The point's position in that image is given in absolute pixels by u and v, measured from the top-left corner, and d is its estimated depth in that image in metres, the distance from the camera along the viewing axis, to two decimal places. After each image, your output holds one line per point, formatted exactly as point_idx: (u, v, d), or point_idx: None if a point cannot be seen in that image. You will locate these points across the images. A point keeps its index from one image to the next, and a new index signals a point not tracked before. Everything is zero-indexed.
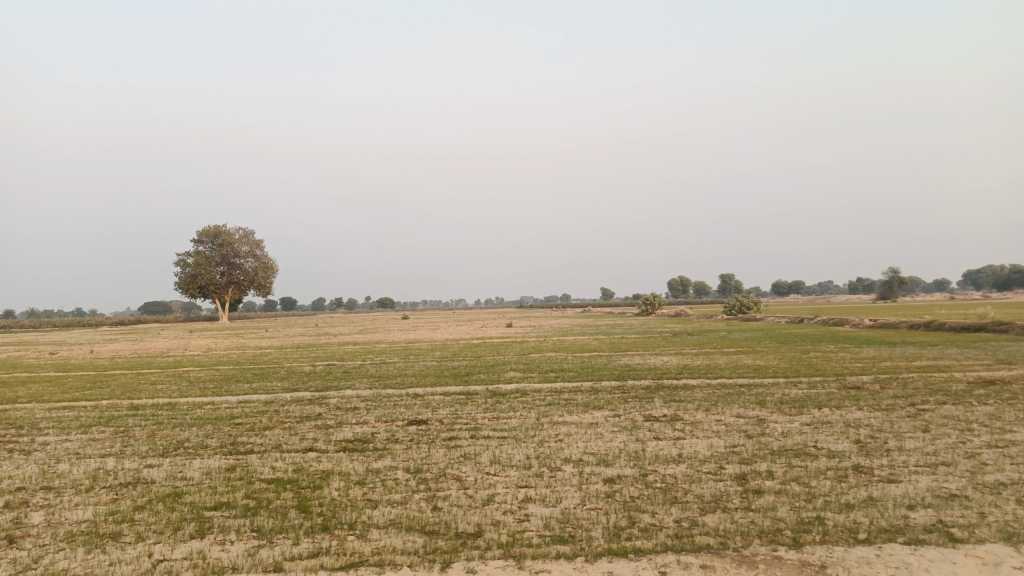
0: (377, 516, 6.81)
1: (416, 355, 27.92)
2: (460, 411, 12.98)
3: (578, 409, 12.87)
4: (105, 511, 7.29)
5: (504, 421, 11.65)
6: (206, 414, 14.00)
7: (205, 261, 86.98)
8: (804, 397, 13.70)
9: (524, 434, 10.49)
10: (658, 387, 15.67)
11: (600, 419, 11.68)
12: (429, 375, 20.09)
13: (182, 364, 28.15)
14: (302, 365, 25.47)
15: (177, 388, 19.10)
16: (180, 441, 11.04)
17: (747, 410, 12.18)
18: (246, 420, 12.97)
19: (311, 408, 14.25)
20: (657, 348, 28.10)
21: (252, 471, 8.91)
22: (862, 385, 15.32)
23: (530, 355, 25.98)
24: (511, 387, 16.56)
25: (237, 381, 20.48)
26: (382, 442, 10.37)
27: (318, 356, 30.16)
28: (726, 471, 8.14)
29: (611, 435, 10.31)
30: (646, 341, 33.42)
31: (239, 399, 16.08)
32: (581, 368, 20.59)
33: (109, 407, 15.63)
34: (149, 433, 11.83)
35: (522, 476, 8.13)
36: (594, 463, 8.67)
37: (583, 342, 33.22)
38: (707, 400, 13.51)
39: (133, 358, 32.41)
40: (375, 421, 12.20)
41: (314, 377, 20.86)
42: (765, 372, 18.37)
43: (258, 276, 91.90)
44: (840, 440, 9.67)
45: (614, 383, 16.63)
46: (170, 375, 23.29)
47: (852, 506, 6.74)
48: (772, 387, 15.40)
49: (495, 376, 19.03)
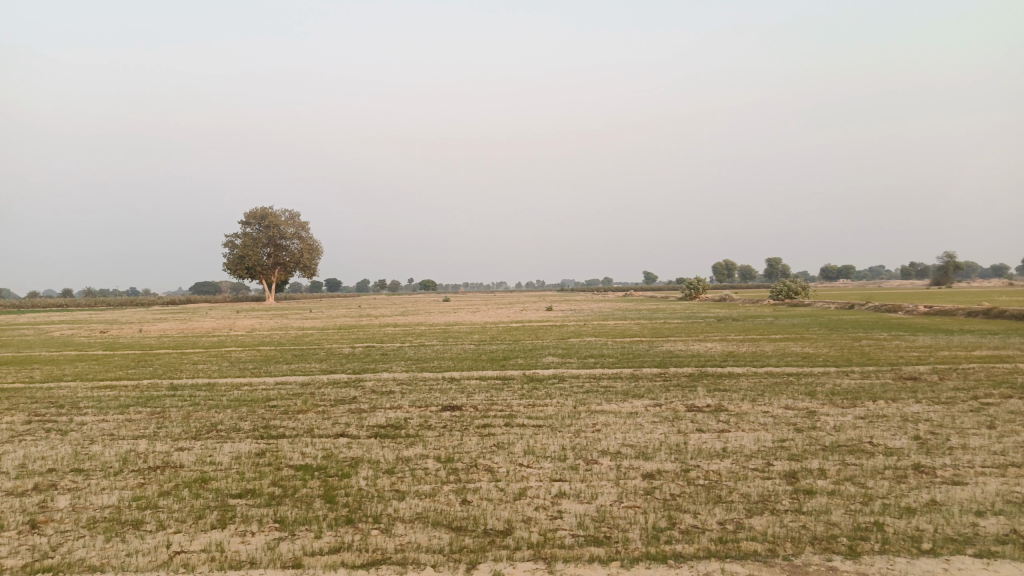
0: (403, 508, 6.53)
1: (455, 338, 27.70)
2: (496, 397, 12.66)
3: (617, 397, 12.43)
4: (129, 497, 7.17)
5: (540, 409, 11.29)
6: (242, 395, 13.96)
7: (251, 243, 88.36)
8: (857, 388, 13.01)
9: (560, 423, 10.11)
10: (701, 375, 15.12)
11: (640, 409, 11.23)
12: (467, 358, 19.84)
13: (225, 344, 28.48)
14: (342, 346, 25.49)
15: (217, 368, 19.21)
16: (213, 424, 10.95)
17: (797, 402, 11.60)
18: (281, 402, 12.88)
19: (346, 390, 14.11)
20: (701, 334, 27.33)
21: (281, 457, 8.74)
22: (920, 376, 14.54)
23: (571, 340, 25.52)
24: (549, 372, 16.19)
25: (277, 362, 20.54)
26: (415, 428, 10.11)
27: (358, 337, 30.25)
28: (775, 468, 7.64)
29: (651, 426, 9.86)
30: (690, 326, 32.60)
31: (277, 381, 16.05)
32: (622, 354, 20.09)
33: (150, 387, 15.76)
34: (184, 415, 11.80)
35: (557, 469, 7.76)
36: (633, 456, 8.25)
37: (624, 327, 32.59)
38: (753, 390, 12.93)
39: (178, 338, 32.89)
40: (409, 406, 11.95)
41: (352, 358, 20.82)
42: (814, 361, 17.61)
43: (304, 258, 93.15)
44: (898, 436, 9.06)
45: (655, 370, 16.13)
46: (212, 355, 23.51)
47: (914, 510, 6.20)
48: (822, 376, 14.71)
49: (534, 361, 18.66)
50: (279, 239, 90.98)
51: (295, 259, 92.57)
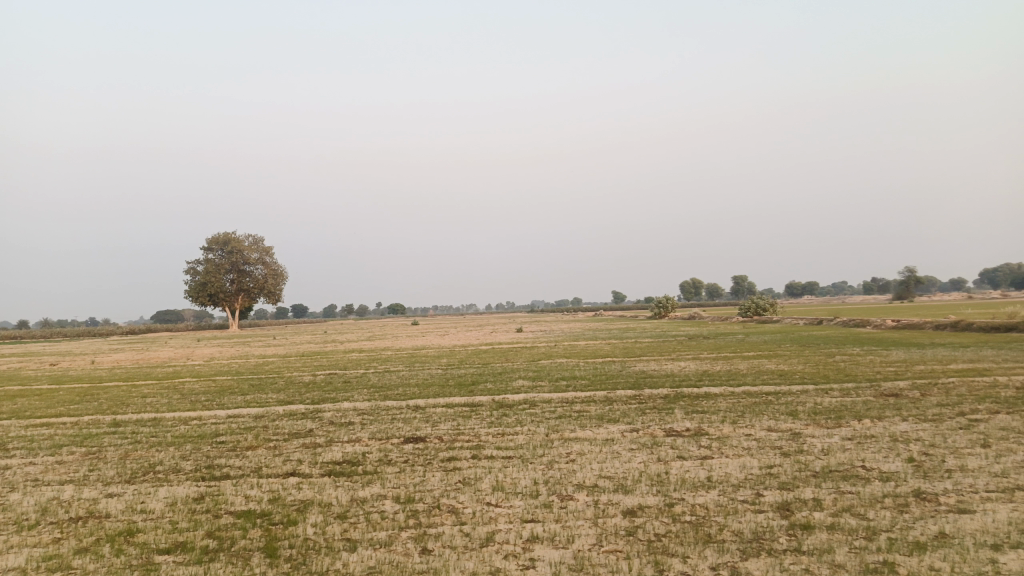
0: (354, 562, 5.72)
1: (422, 364, 26.74)
2: (463, 426, 11.87)
3: (591, 422, 11.74)
4: (39, 556, 6.25)
5: (509, 438, 10.53)
6: (190, 431, 12.96)
7: (213, 270, 86.29)
8: (840, 407, 12.49)
9: (531, 454, 9.38)
10: (677, 397, 14.49)
11: (616, 435, 10.54)
12: (433, 385, 18.99)
13: (180, 375, 27.19)
14: (303, 375, 24.42)
15: (167, 401, 18.07)
16: (151, 465, 9.98)
17: (779, 423, 11.00)
18: (230, 438, 11.92)
19: (302, 423, 13.19)
20: (673, 353, 26.79)
21: (222, 502, 7.85)
22: (902, 392, 14.09)
23: (540, 363, 24.80)
24: (519, 397, 15.46)
25: (233, 393, 19.44)
26: (374, 464, 9.28)
27: (321, 364, 29.14)
28: (766, 499, 6.98)
29: (628, 455, 9.17)
30: (661, 345, 32.15)
31: (229, 414, 15.04)
32: (594, 376, 19.44)
33: (89, 423, 14.64)
34: (121, 455, 10.80)
35: (528, 507, 7.02)
36: (611, 489, 7.54)
37: (594, 348, 31.94)
38: (732, 411, 12.34)
39: (130, 370, 31.35)
40: (369, 439, 11.10)
41: (313, 387, 19.84)
42: (791, 378, 17.15)
43: (269, 284, 91.36)
44: (891, 459, 8.48)
45: (630, 392, 15.46)
46: (164, 387, 22.29)
47: (925, 546, 5.58)
48: (801, 394, 14.20)
49: (503, 386, 17.93)
50: (242, 265, 88.98)
51: (260, 285, 90.68)
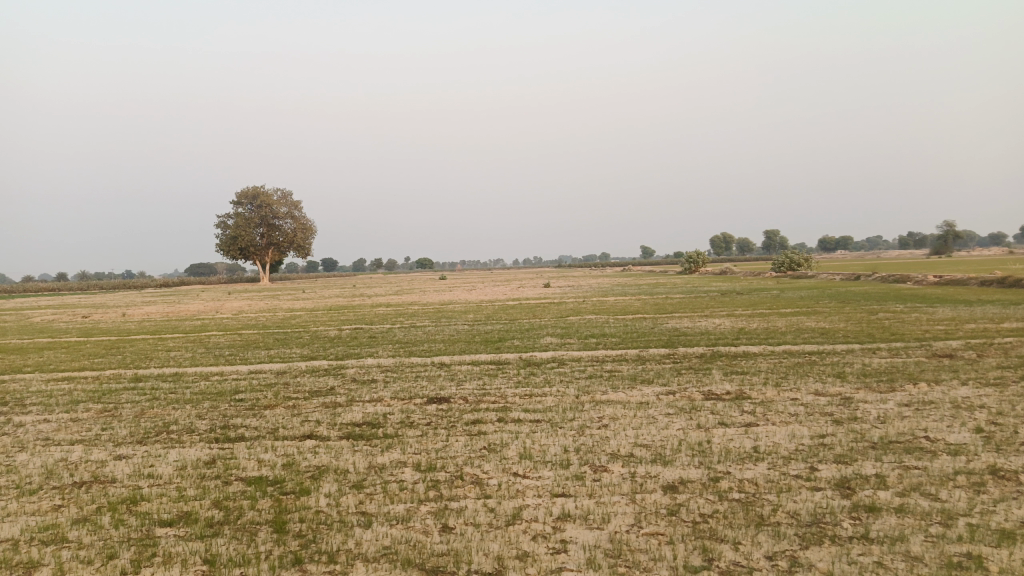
0: (367, 542, 5.20)
1: (448, 318, 26.24)
2: (489, 386, 11.32)
3: (624, 383, 11.12)
4: (35, 527, 5.83)
5: (537, 400, 9.93)
6: (209, 388, 12.60)
7: (244, 223, 86.48)
8: (890, 369, 11.70)
9: (560, 418, 8.78)
10: (714, 356, 13.79)
11: (651, 398, 9.89)
12: (459, 341, 18.49)
13: (207, 329, 27.08)
14: (328, 329, 24.12)
15: (190, 356, 17.82)
16: (165, 424, 9.59)
17: (827, 387, 10.26)
18: (249, 395, 11.51)
19: (323, 380, 12.75)
20: (706, 309, 26.01)
21: (233, 467, 7.40)
22: (956, 353, 13.21)
23: (569, 318, 24.19)
24: (547, 354, 14.88)
25: (256, 348, 19.14)
26: (395, 427, 8.76)
27: (347, 319, 28.87)
28: (821, 475, 6.31)
29: (666, 420, 8.52)
30: (693, 301, 31.36)
31: (250, 370, 14.71)
32: (625, 333, 18.79)
33: (111, 378, 14.40)
34: (137, 413, 10.45)
35: (559, 479, 6.45)
36: (648, 460, 6.93)
37: (624, 303, 31.21)
38: (774, 373, 11.62)
39: (159, 323, 31.41)
40: (391, 398, 10.59)
41: (337, 342, 19.48)
42: (834, 337, 16.33)
43: (299, 237, 91.54)
44: (956, 429, 7.73)
45: (664, 351, 14.78)
46: (189, 340, 22.09)
47: (1013, 536, 4.89)
48: (847, 354, 13.42)
49: (531, 342, 17.37)
50: (272, 218, 89.20)
51: (290, 238, 90.91)
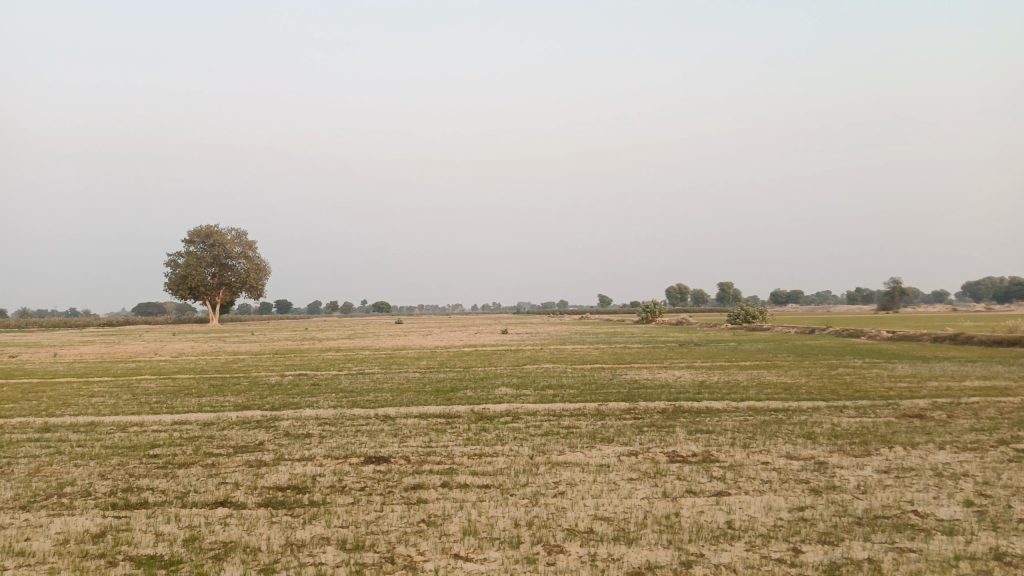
0: None
1: (399, 365, 25.08)
2: (435, 443, 10.34)
3: (582, 442, 10.24)
4: None
5: (487, 461, 8.98)
6: (123, 441, 11.31)
7: (196, 262, 84.12)
8: (861, 430, 11.03)
9: (511, 483, 7.86)
10: (676, 412, 12.98)
11: (612, 460, 9.02)
12: (407, 390, 17.35)
13: (140, 372, 25.42)
14: (271, 375, 22.71)
15: (113, 403, 16.34)
16: (60, 485, 8.37)
17: (799, 449, 9.54)
18: (165, 451, 10.30)
19: (253, 433, 11.60)
20: (665, 360, 25.43)
21: (125, 542, 6.28)
22: (925, 413, 12.65)
23: (526, 368, 23.20)
24: (500, 407, 13.94)
25: (188, 394, 17.73)
26: (323, 492, 7.72)
27: (292, 364, 27.50)
28: (807, 559, 5.50)
29: (628, 487, 7.66)
30: (652, 351, 30.71)
31: (175, 420, 13.41)
32: (584, 385, 17.95)
33: (16, 427, 12.93)
34: (31, 471, 9.16)
35: (506, 563, 5.51)
36: (610, 538, 6.05)
37: (581, 353, 30.43)
38: (741, 432, 10.87)
39: (90, 365, 29.45)
40: (324, 457, 9.51)
41: (277, 390, 18.18)
42: (797, 393, 15.75)
43: (252, 278, 89.35)
44: (945, 501, 7.03)
45: (624, 405, 13.93)
46: (117, 385, 20.46)
47: None
48: (814, 413, 12.80)
49: (484, 393, 16.41)
50: (225, 258, 87.08)
51: (243, 279, 88.66)
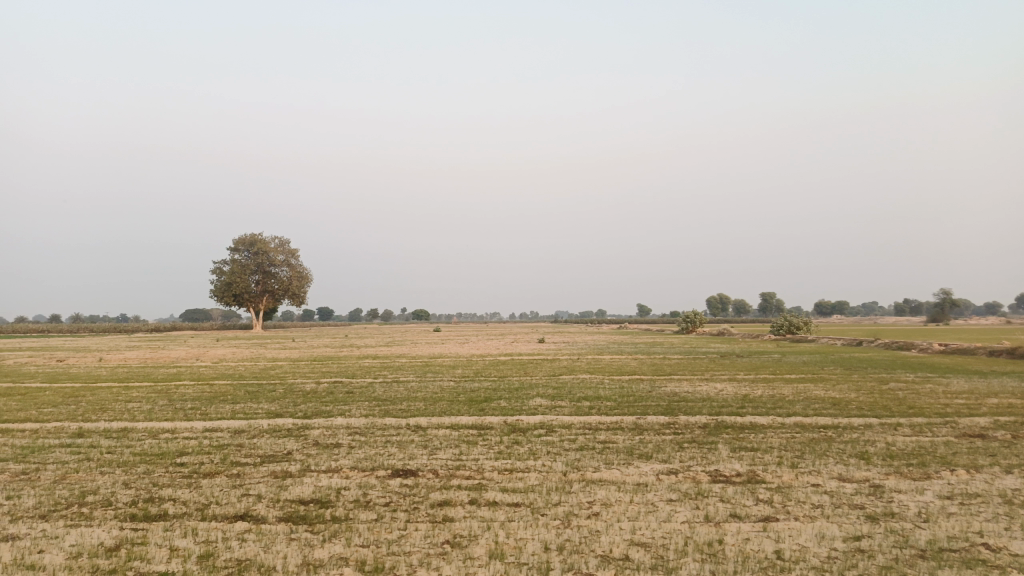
0: None
1: (434, 374, 24.82)
2: (466, 456, 9.97)
3: (619, 458, 9.77)
4: None
5: (518, 477, 8.57)
6: (152, 447, 11.20)
7: (239, 269, 85.54)
8: (918, 450, 10.33)
9: (543, 502, 7.44)
10: (718, 428, 12.40)
11: (650, 478, 8.53)
12: (440, 400, 17.02)
13: (179, 377, 25.62)
14: (306, 382, 22.66)
15: (148, 408, 16.35)
16: (83, 494, 8.22)
17: (852, 471, 8.92)
18: (192, 459, 10.12)
19: (282, 442, 11.38)
20: (705, 372, 24.72)
21: (138, 558, 6.03)
22: (987, 433, 11.84)
23: (562, 378, 22.72)
24: (534, 419, 13.52)
25: (222, 401, 17.68)
26: (347, 507, 7.41)
27: (328, 371, 27.49)
28: None
29: (667, 509, 7.18)
30: (692, 362, 29.91)
31: (206, 427, 13.30)
32: (621, 396, 17.40)
33: (51, 432, 12.94)
34: (56, 478, 9.05)
35: None
36: (647, 567, 5.59)
37: (619, 363, 29.87)
38: (789, 451, 10.27)
39: (132, 370, 29.88)
40: (350, 469, 9.21)
41: (310, 397, 18.05)
42: (847, 408, 15.01)
43: (294, 285, 90.51)
44: (1018, 534, 6.41)
45: (663, 419, 13.40)
46: (155, 390, 20.58)
47: None
48: (866, 430, 12.10)
49: (519, 404, 16.00)
50: (268, 265, 88.40)
51: (285, 286, 89.82)
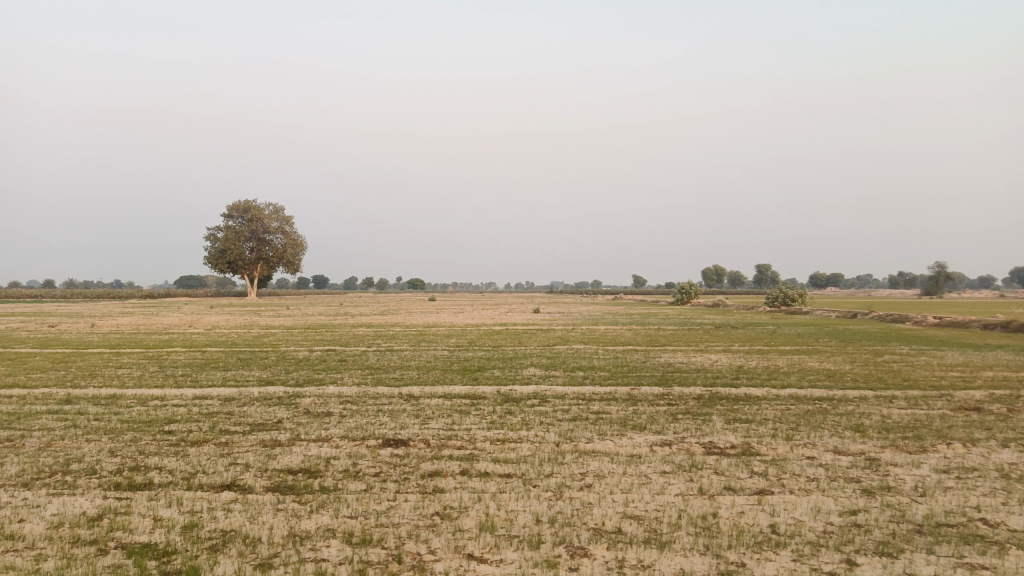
0: None
1: (428, 342, 24.72)
2: (458, 426, 9.86)
3: (613, 429, 9.67)
4: None
5: (510, 448, 8.46)
6: (140, 415, 11.06)
7: (234, 236, 85.01)
8: (914, 423, 10.26)
9: (535, 473, 7.33)
10: (713, 399, 12.31)
11: (644, 450, 8.43)
12: (433, 369, 16.92)
13: (172, 344, 25.47)
14: (300, 350, 22.54)
15: (138, 375, 16.21)
16: (67, 461, 8.08)
17: (848, 444, 8.83)
18: (180, 427, 9.98)
19: (272, 411, 11.25)
20: (701, 343, 24.67)
21: (120, 527, 5.90)
22: (983, 406, 11.77)
23: (556, 348, 22.64)
24: (527, 389, 13.42)
25: (214, 368, 17.54)
26: (336, 477, 7.28)
27: (322, 339, 27.38)
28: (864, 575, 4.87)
29: (661, 481, 7.08)
30: (686, 333, 29.87)
31: (196, 394, 13.15)
32: (616, 367, 17.32)
33: (39, 398, 12.79)
34: (42, 446, 8.90)
35: (524, 567, 4.98)
36: (640, 541, 5.48)
37: (614, 333, 29.77)
38: (784, 423, 10.18)
39: (125, 336, 29.72)
40: (341, 439, 9.09)
41: (303, 365, 17.91)
42: (842, 380, 14.95)
43: (289, 253, 90.06)
44: (1016, 509, 6.32)
45: (657, 390, 13.31)
46: (146, 357, 20.44)
47: None
48: (861, 403, 12.02)
49: (513, 374, 15.90)
50: (262, 232, 87.85)
51: (279, 254, 89.38)
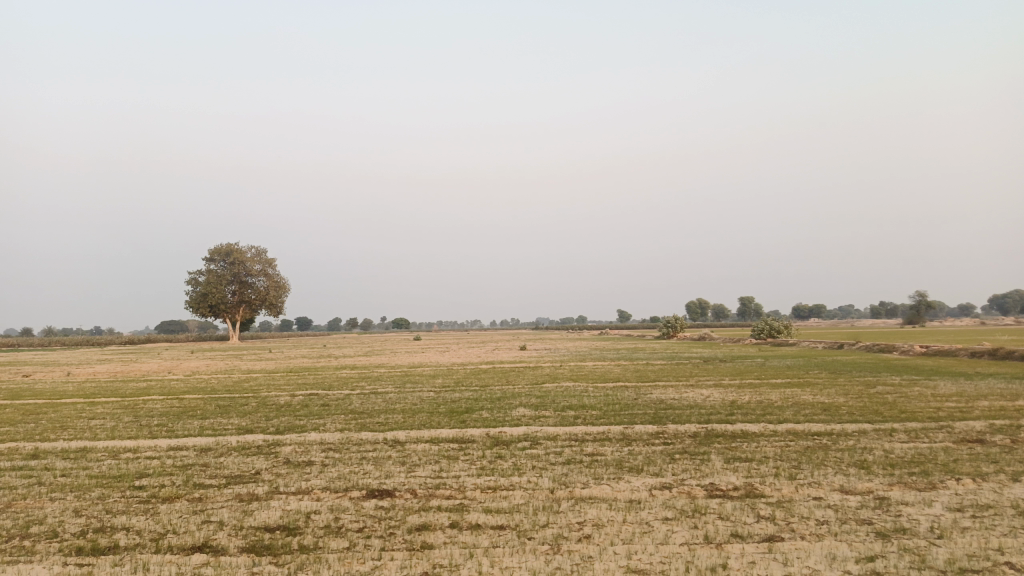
0: None
1: (414, 383, 24.20)
2: (446, 472, 9.39)
3: (609, 472, 9.25)
4: None
5: (502, 496, 8.01)
6: (110, 469, 10.48)
7: (215, 280, 84.13)
8: (919, 457, 9.92)
9: (529, 524, 6.89)
10: (709, 437, 11.93)
11: (643, 494, 8.00)
12: (419, 411, 16.37)
13: (149, 391, 24.72)
14: (281, 394, 21.93)
15: (111, 426, 15.57)
16: (27, 524, 7.52)
17: (854, 482, 8.46)
18: (152, 482, 9.43)
19: (250, 461, 10.71)
20: (691, 378, 24.36)
21: None
22: (985, 438, 11.47)
23: (545, 386, 22.18)
24: (517, 431, 12.96)
25: (191, 416, 16.92)
26: (317, 535, 6.80)
27: (305, 382, 26.75)
28: None
29: (664, 530, 6.66)
30: (675, 368, 29.45)
31: (171, 445, 12.57)
32: (607, 405, 16.90)
33: (4, 453, 12.15)
34: (2, 506, 8.34)
35: None
36: None
37: (603, 369, 29.41)
38: (785, 461, 9.81)
39: (101, 384, 28.90)
40: (322, 490, 8.60)
41: (284, 411, 17.33)
42: (838, 414, 14.63)
43: (271, 295, 89.21)
44: None
45: (651, 428, 12.90)
46: (121, 406, 19.75)
47: None
48: (861, 437, 11.68)
49: (502, 414, 15.45)
50: (244, 275, 87.05)
51: (262, 296, 88.49)
